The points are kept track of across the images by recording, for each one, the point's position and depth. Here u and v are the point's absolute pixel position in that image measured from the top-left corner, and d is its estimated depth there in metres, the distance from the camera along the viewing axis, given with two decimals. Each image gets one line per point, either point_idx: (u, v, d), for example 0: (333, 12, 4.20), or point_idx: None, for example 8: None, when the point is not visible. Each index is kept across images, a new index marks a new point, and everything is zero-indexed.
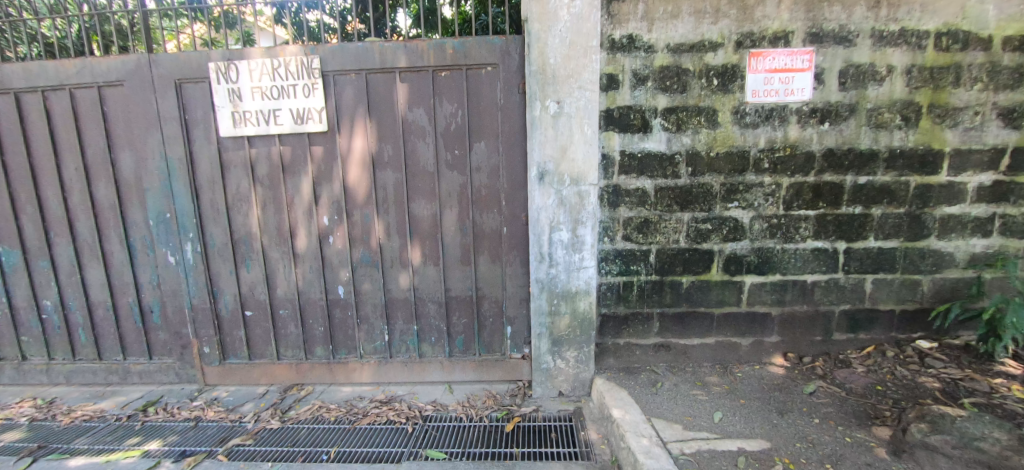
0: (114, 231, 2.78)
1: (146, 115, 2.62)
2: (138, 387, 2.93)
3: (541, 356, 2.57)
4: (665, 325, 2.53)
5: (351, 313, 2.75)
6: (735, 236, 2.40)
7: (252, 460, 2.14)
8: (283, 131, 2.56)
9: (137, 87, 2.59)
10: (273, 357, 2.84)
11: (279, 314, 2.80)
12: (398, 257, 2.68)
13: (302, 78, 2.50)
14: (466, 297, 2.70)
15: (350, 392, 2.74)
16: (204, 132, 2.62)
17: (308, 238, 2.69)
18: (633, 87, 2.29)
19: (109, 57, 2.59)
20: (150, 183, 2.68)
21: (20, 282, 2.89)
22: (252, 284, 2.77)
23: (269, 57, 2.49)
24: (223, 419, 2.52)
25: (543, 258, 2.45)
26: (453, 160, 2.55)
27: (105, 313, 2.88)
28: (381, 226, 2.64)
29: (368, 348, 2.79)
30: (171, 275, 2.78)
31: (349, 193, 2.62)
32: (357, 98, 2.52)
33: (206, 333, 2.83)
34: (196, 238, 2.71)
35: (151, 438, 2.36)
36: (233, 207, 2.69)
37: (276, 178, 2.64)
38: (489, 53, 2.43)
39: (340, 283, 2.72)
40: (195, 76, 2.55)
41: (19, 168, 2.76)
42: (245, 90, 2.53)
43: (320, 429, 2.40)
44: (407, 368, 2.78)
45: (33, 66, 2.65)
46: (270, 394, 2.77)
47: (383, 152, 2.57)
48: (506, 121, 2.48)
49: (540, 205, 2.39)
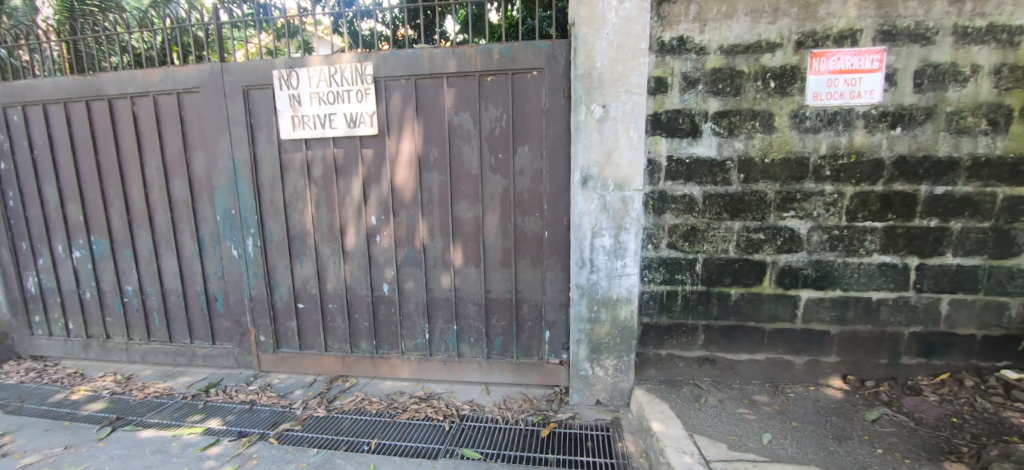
0: (187, 224, 3.03)
1: (218, 119, 2.84)
2: (202, 369, 3.17)
3: (579, 363, 2.54)
4: (711, 337, 2.43)
5: (394, 310, 2.84)
6: (791, 248, 2.26)
7: (300, 445, 2.26)
8: (338, 134, 2.69)
9: (211, 93, 2.82)
10: (322, 348, 2.98)
11: (328, 308, 2.94)
12: (441, 258, 2.74)
13: (356, 84, 2.62)
14: (505, 300, 2.72)
15: (391, 387, 2.83)
16: (267, 135, 2.81)
17: (357, 236, 2.81)
18: (683, 90, 2.22)
19: (187, 66, 2.83)
20: (219, 182, 2.91)
21: (107, 269, 3.22)
22: (305, 278, 2.93)
23: (327, 64, 2.63)
24: (275, 404, 2.68)
25: (584, 264, 2.42)
26: (497, 164, 2.58)
27: (176, 299, 3.15)
28: (425, 227, 2.71)
29: (410, 345, 2.87)
30: (233, 268, 2.99)
31: (396, 194, 2.71)
32: (406, 103, 2.61)
33: (263, 322, 3.02)
34: (257, 233, 2.90)
35: (212, 418, 2.55)
36: (290, 206, 2.87)
37: (329, 179, 2.79)
38: (535, 57, 2.44)
39: (385, 281, 2.82)
40: (261, 83, 2.74)
41: (110, 167, 3.08)
42: (305, 96, 2.69)
43: (363, 420, 2.49)
44: (446, 367, 2.83)
45: (124, 75, 2.94)
46: (318, 383, 2.91)
47: (429, 155, 2.64)
48: (551, 125, 2.48)
49: (583, 210, 2.37)
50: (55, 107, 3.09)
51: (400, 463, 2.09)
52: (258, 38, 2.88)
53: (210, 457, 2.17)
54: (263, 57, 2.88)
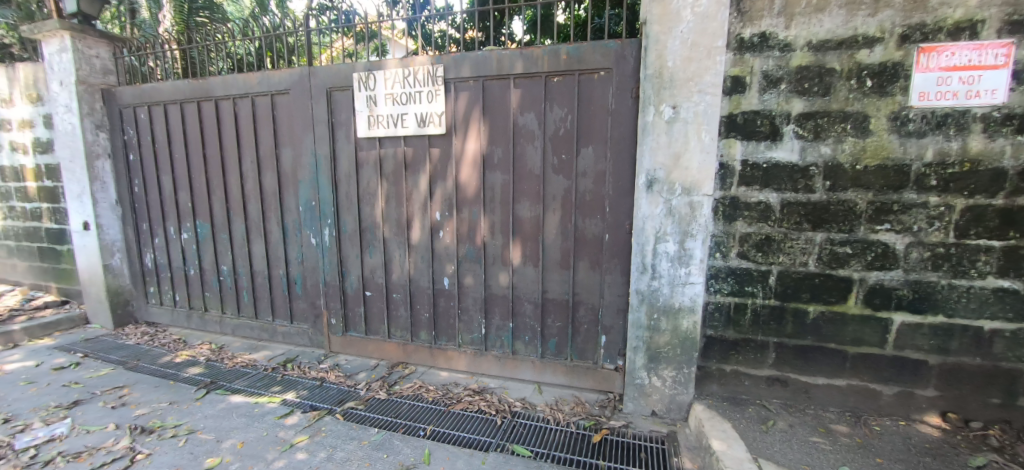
0: (274, 213, 3.34)
1: (304, 117, 3.10)
2: (281, 345, 3.49)
3: (635, 371, 2.48)
4: (783, 357, 2.25)
5: (453, 304, 2.94)
6: (884, 264, 2.04)
7: (362, 423, 2.41)
8: (408, 133, 2.83)
9: (299, 95, 3.09)
10: (385, 335, 3.16)
11: (393, 297, 3.10)
12: (500, 255, 2.79)
13: (428, 85, 2.74)
14: (562, 301, 2.71)
15: (447, 377, 2.93)
16: (345, 133, 3.02)
17: (422, 230, 2.93)
18: (763, 90, 2.08)
19: (281, 70, 3.12)
20: (303, 175, 3.17)
21: (208, 249, 3.64)
22: (373, 267, 3.12)
23: (401, 67, 2.78)
24: (342, 383, 2.88)
25: (645, 269, 2.36)
26: (560, 164, 2.58)
27: (262, 280, 3.48)
28: (486, 225, 2.78)
29: (466, 338, 2.95)
30: (311, 255, 3.25)
31: (460, 191, 2.80)
32: (473, 104, 2.69)
33: (335, 306, 3.25)
34: (333, 223, 3.13)
35: (288, 390, 2.79)
36: (363, 199, 3.06)
37: (399, 175, 2.94)
38: (603, 57, 2.41)
39: (446, 275, 2.93)
40: (343, 85, 2.96)
41: (214, 160, 3.47)
42: (380, 97, 2.86)
43: (420, 406, 2.60)
44: (501, 363, 2.88)
45: (229, 78, 3.30)
46: (380, 368, 3.08)
47: (493, 154, 2.70)
48: (617, 125, 2.43)
49: (647, 214, 2.30)
50: (173, 106, 3.54)
51: (452, 452, 2.17)
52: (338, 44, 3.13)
53: (285, 425, 2.39)
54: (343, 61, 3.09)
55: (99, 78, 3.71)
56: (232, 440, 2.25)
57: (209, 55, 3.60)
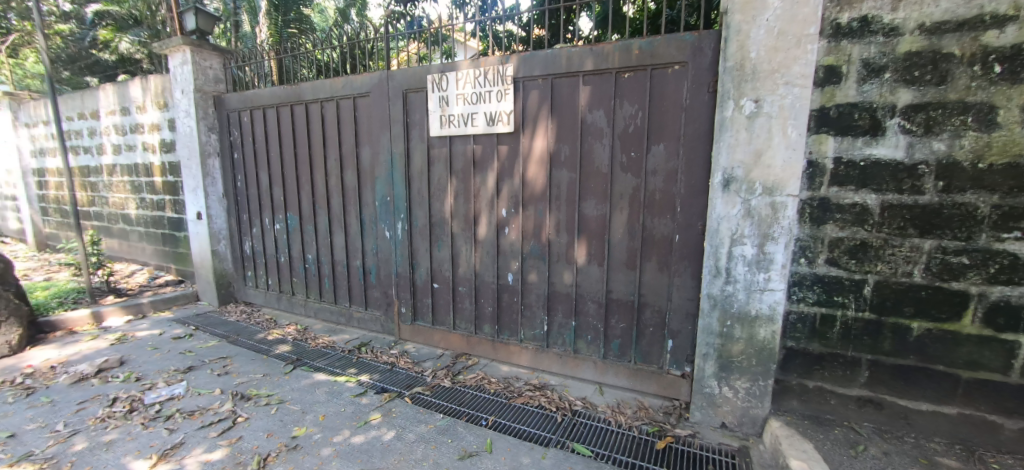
0: (353, 207, 3.60)
1: (382, 118, 3.31)
2: (357, 330, 3.75)
3: (704, 379, 2.36)
4: (878, 376, 2.03)
5: (517, 299, 2.99)
6: (1012, 278, 1.76)
7: (429, 408, 2.54)
8: (478, 131, 2.92)
9: (378, 97, 3.30)
10: (450, 326, 3.28)
11: (459, 290, 3.22)
12: (564, 253, 2.78)
13: (497, 85, 2.81)
14: (627, 302, 2.65)
15: (509, 371, 2.98)
16: (419, 133, 3.18)
17: (488, 226, 3.01)
18: (863, 80, 1.89)
19: (362, 74, 3.36)
20: (379, 172, 3.39)
21: (296, 239, 4.00)
22: (441, 261, 3.25)
23: (473, 67, 2.87)
24: (410, 369, 3.04)
25: (718, 273, 2.25)
26: (629, 162, 2.52)
27: (342, 269, 3.77)
28: (552, 222, 2.79)
29: (528, 334, 2.98)
30: (385, 247, 3.46)
31: (526, 189, 2.84)
32: (541, 101, 2.71)
33: (405, 296, 3.44)
34: (405, 218, 3.31)
35: (363, 372, 3.01)
36: (433, 196, 3.21)
37: (468, 173, 3.04)
38: (677, 51, 2.32)
39: (510, 271, 2.98)
40: (418, 86, 3.11)
41: (304, 158, 3.81)
42: (452, 97, 2.97)
43: (482, 396, 2.68)
44: (562, 361, 2.88)
45: (317, 83, 3.60)
46: (445, 357, 3.22)
47: (561, 152, 2.70)
48: (691, 121, 2.33)
49: (722, 215, 2.19)
50: (271, 109, 3.94)
51: (514, 444, 2.21)
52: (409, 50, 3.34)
53: (360, 403, 2.58)
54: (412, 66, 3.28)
55: (212, 86, 4.22)
56: (315, 413, 2.47)
57: (299, 63, 3.96)
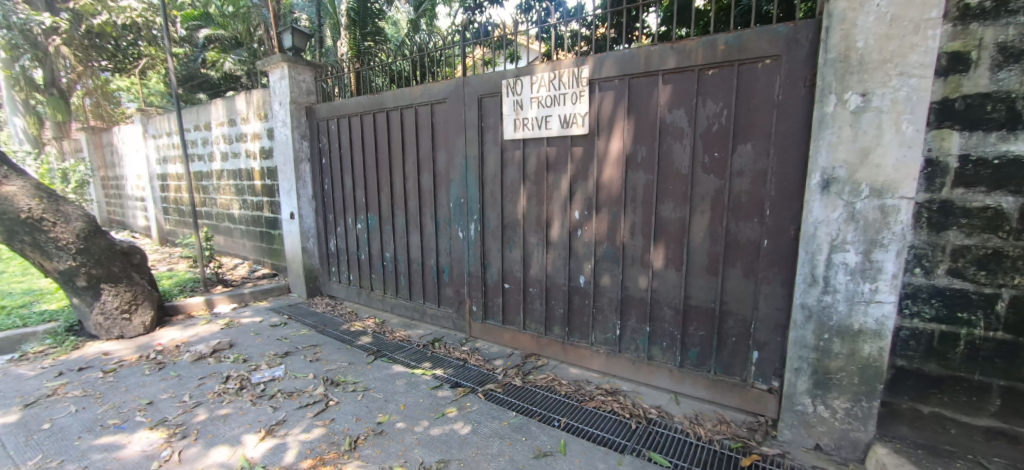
0: (428, 208, 3.77)
1: (458, 123, 3.44)
2: (430, 325, 3.93)
3: (795, 395, 2.19)
4: (1013, 405, 1.76)
5: (589, 302, 2.96)
6: None
7: (502, 405, 2.59)
8: (552, 134, 2.95)
9: (455, 103, 3.44)
10: (521, 326, 3.33)
11: (529, 291, 3.25)
12: (639, 257, 2.72)
13: (572, 87, 2.81)
14: (707, 309, 2.53)
15: (579, 374, 2.97)
16: (493, 136, 3.27)
17: (561, 229, 3.02)
18: (997, 67, 1.66)
19: (440, 82, 3.51)
20: (454, 175, 3.53)
21: (376, 238, 4.27)
22: (513, 262, 3.31)
23: (549, 70, 2.90)
24: (481, 366, 3.13)
25: (815, 281, 2.07)
26: (712, 163, 2.41)
27: (417, 267, 3.96)
28: (627, 225, 2.74)
29: (600, 338, 2.95)
30: (458, 247, 3.59)
31: (601, 190, 2.81)
32: (618, 102, 2.67)
33: (476, 295, 3.55)
34: (478, 219, 3.42)
35: (438, 366, 3.14)
36: (506, 198, 3.28)
37: (541, 175, 3.07)
38: (768, 44, 2.19)
39: (582, 273, 2.97)
40: (493, 91, 3.20)
41: (384, 162, 4.07)
42: (527, 101, 3.02)
43: (553, 397, 2.69)
44: (635, 367, 2.81)
45: (398, 91, 3.83)
46: (515, 356, 3.27)
47: (637, 153, 2.64)
48: (783, 118, 2.18)
49: (821, 219, 2.02)
50: (356, 118, 4.24)
51: (587, 447, 2.19)
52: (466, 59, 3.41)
53: (437, 396, 2.69)
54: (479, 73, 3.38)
55: (304, 98, 4.63)
56: (397, 401, 2.62)
57: (375, 73, 4.21)
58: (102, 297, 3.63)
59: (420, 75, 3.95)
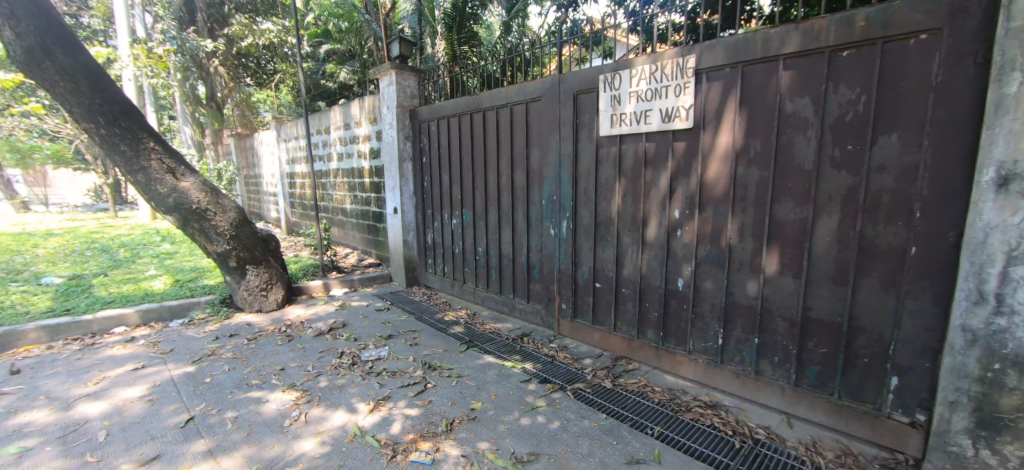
0: (521, 204, 3.85)
1: (552, 120, 3.46)
2: (518, 320, 4.01)
3: (948, 433, 1.84)
4: None
5: (687, 307, 2.79)
6: None
7: (591, 405, 2.56)
8: (652, 129, 2.82)
9: (550, 101, 3.46)
10: (611, 327, 3.25)
11: (622, 292, 3.16)
12: (749, 261, 2.49)
13: (676, 79, 2.66)
14: (831, 324, 2.22)
15: (674, 383, 2.82)
16: (588, 133, 3.23)
17: (658, 228, 2.88)
18: None
19: (536, 80, 3.56)
20: (548, 172, 3.55)
21: (470, 233, 4.47)
22: (605, 261, 3.24)
23: (650, 63, 2.78)
24: (570, 364, 3.11)
25: (983, 299, 1.71)
26: (843, 158, 2.12)
27: (507, 262, 4.07)
28: (735, 226, 2.52)
29: (699, 346, 2.76)
30: (550, 244, 3.61)
31: (705, 189, 2.62)
32: (728, 92, 2.47)
33: (566, 293, 3.54)
34: (571, 217, 3.40)
35: (526, 360, 3.20)
36: (600, 196, 3.22)
37: (638, 172, 2.96)
38: (924, 16, 1.85)
39: (681, 276, 2.80)
40: (589, 87, 3.16)
41: (480, 160, 4.24)
42: (625, 95, 2.93)
43: (646, 404, 2.58)
44: (739, 381, 2.59)
45: (495, 92, 3.96)
46: (605, 358, 3.21)
47: (750, 148, 2.41)
48: (943, 103, 1.83)
49: (993, 224, 1.66)
50: (454, 118, 4.47)
51: (684, 460, 2.07)
52: (560, 54, 3.38)
53: (526, 389, 2.74)
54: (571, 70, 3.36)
55: (408, 102, 4.98)
56: (488, 390, 2.73)
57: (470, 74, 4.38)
58: (247, 276, 4.31)
59: (511, 75, 4.03)
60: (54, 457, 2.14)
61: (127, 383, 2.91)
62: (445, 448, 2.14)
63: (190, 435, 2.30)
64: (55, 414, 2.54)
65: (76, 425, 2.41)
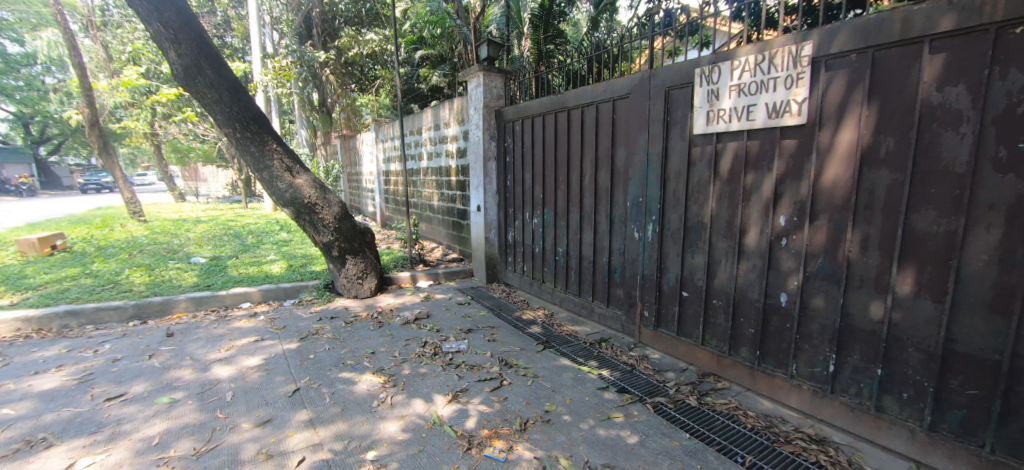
0: (604, 206, 3.74)
1: (641, 118, 3.30)
2: (597, 324, 3.92)
3: None
4: None
5: (791, 326, 2.49)
6: None
7: (672, 422, 2.41)
8: (755, 126, 2.56)
9: (638, 98, 3.31)
10: (698, 340, 3.03)
11: (713, 303, 2.92)
12: (873, 278, 2.13)
13: (787, 69, 2.37)
14: (984, 361, 1.82)
15: (771, 409, 2.54)
16: (680, 131, 3.03)
17: (759, 236, 2.61)
18: None
19: (624, 77, 3.42)
20: (634, 173, 3.40)
21: (550, 233, 4.46)
22: (694, 269, 3.02)
23: (755, 52, 2.53)
24: (651, 376, 2.96)
25: None
26: (1012, 158, 1.72)
27: (588, 264, 3.98)
28: (856, 237, 2.18)
29: (803, 370, 2.45)
30: (633, 248, 3.46)
31: (819, 193, 2.30)
32: (853, 82, 2.14)
33: (649, 300, 3.36)
34: (657, 220, 3.22)
35: (604, 366, 3.10)
36: (691, 199, 3.01)
37: (737, 174, 2.71)
38: None
39: (785, 290, 2.50)
40: (683, 83, 2.96)
41: (563, 160, 4.20)
42: (724, 90, 2.70)
43: (736, 428, 2.36)
44: (853, 416, 2.25)
45: (580, 90, 3.89)
46: (690, 373, 3.01)
47: (881, 146, 2.07)
48: None
49: None
50: (538, 117, 4.48)
51: None
52: (651, 48, 3.20)
53: (603, 397, 2.66)
54: (663, 64, 3.17)
55: (494, 102, 5.08)
56: (563, 394, 2.69)
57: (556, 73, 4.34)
58: (346, 265, 4.75)
59: (598, 72, 3.92)
60: (194, 409, 2.55)
61: (249, 352, 3.36)
62: (519, 448, 2.16)
63: (296, 404, 2.59)
64: (197, 373, 3.02)
65: (211, 385, 2.85)
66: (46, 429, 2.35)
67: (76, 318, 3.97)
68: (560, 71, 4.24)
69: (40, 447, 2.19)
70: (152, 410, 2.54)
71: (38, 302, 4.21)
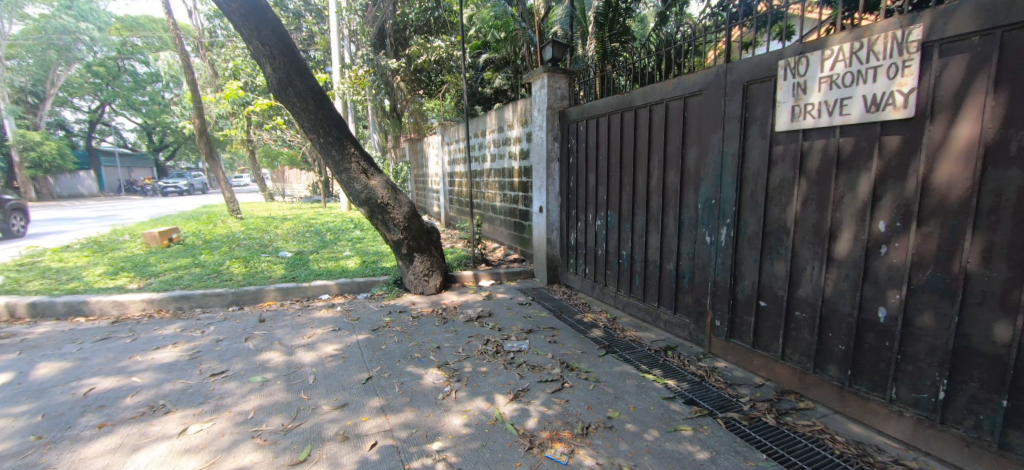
0: (672, 208, 3.59)
1: (715, 116, 3.14)
2: (662, 331, 3.77)
3: None
4: None
5: (890, 344, 2.22)
6: None
7: (747, 440, 2.25)
8: (849, 121, 2.31)
9: (712, 94, 3.14)
10: (778, 354, 2.81)
11: (795, 315, 2.70)
12: (998, 295, 1.84)
13: (891, 57, 2.12)
14: None
15: (864, 435, 2.29)
16: (760, 129, 2.84)
17: (853, 243, 2.36)
18: None
19: (697, 72, 3.26)
20: (706, 174, 3.23)
21: (614, 235, 4.37)
22: (774, 277, 2.81)
23: (851, 40, 2.29)
24: (722, 389, 2.79)
25: None
26: None
27: (654, 268, 3.84)
28: (976, 246, 1.90)
29: (905, 395, 2.17)
30: (704, 253, 3.29)
31: (929, 195, 2.03)
32: (975, 68, 1.87)
33: (722, 308, 3.18)
34: (732, 224, 3.04)
35: (670, 376, 2.98)
36: (772, 201, 2.80)
37: (826, 174, 2.47)
38: None
39: (884, 305, 2.24)
40: (764, 77, 2.77)
41: (629, 160, 4.10)
42: (813, 82, 2.47)
43: (822, 454, 2.15)
44: (969, 451, 1.96)
45: (649, 88, 3.77)
46: (767, 389, 2.80)
47: (1011, 141, 1.78)
48: None
49: None
50: (603, 117, 4.41)
51: None
52: (727, 41, 3.02)
53: (669, 408, 2.55)
54: (740, 58, 2.99)
55: (558, 103, 5.06)
56: (626, 402, 2.62)
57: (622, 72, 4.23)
58: (414, 263, 4.99)
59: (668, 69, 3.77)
60: (282, 389, 2.81)
61: (328, 340, 3.64)
62: (581, 453, 2.13)
63: (368, 391, 2.77)
64: (284, 356, 3.33)
65: (296, 368, 3.13)
66: (166, 397, 2.72)
67: (188, 302, 4.54)
68: (626, 69, 4.12)
69: (161, 412, 2.54)
70: (248, 387, 2.84)
71: (159, 287, 4.87)
